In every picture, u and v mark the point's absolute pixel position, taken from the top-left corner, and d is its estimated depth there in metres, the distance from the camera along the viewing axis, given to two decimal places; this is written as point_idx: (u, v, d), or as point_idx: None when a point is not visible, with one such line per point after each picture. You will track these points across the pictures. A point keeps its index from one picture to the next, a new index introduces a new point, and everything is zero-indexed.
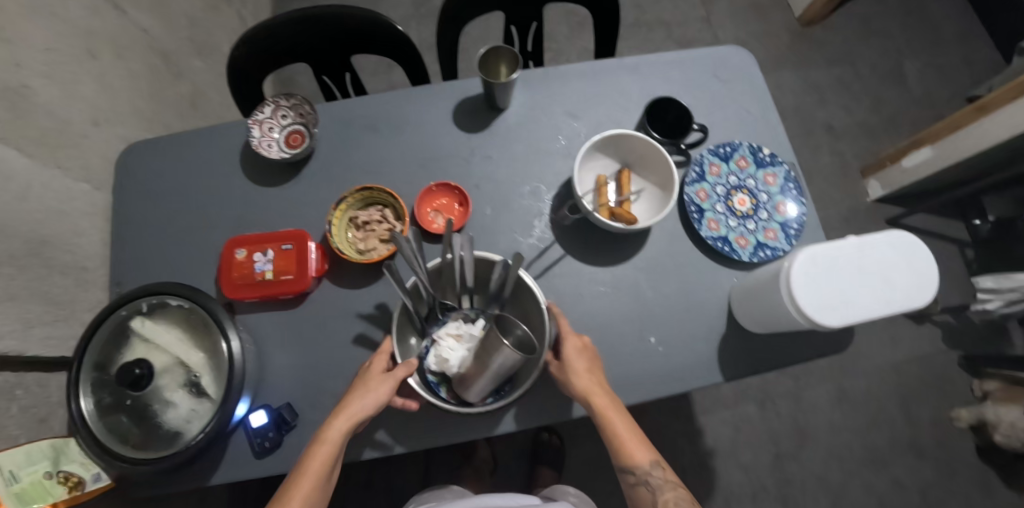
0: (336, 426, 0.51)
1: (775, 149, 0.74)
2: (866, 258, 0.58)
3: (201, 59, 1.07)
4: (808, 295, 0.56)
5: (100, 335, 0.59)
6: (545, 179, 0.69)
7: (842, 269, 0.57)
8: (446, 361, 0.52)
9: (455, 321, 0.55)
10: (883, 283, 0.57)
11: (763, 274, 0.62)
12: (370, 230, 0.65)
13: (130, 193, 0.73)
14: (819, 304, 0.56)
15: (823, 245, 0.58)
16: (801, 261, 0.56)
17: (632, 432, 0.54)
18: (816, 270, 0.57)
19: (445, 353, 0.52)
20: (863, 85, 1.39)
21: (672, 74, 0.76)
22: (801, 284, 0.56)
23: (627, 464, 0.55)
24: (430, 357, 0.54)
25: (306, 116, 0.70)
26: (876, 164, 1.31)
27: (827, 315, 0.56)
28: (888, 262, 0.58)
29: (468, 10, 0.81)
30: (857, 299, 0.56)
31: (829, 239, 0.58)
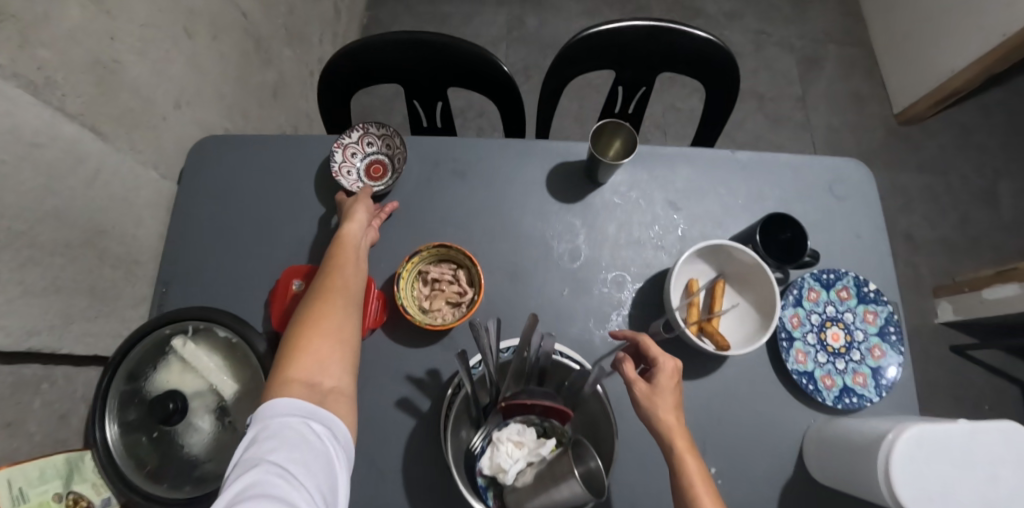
0: (347, 263, 0.53)
1: (880, 284, 0.67)
2: (978, 447, 0.50)
3: (291, 47, 1.04)
4: (910, 480, 0.48)
5: (137, 349, 0.55)
6: (631, 267, 0.64)
7: (947, 459, 0.49)
8: (502, 471, 0.47)
9: (519, 424, 0.48)
10: (988, 481, 0.49)
11: (853, 432, 0.55)
12: (438, 290, 0.60)
13: (196, 188, 0.69)
14: (920, 495, 0.48)
15: (932, 423, 0.50)
16: (907, 438, 0.49)
17: (710, 487, 0.43)
18: (922, 454, 0.49)
19: (502, 462, 0.46)
20: (954, 200, 1.30)
21: (785, 179, 0.70)
22: (903, 466, 0.48)
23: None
24: (483, 459, 0.48)
25: (397, 160, 0.66)
26: (952, 287, 1.22)
27: (922, 507, 0.48)
28: (1003, 459, 0.50)
29: (583, 64, 0.76)
30: (961, 494, 0.49)
31: (940, 419, 0.50)
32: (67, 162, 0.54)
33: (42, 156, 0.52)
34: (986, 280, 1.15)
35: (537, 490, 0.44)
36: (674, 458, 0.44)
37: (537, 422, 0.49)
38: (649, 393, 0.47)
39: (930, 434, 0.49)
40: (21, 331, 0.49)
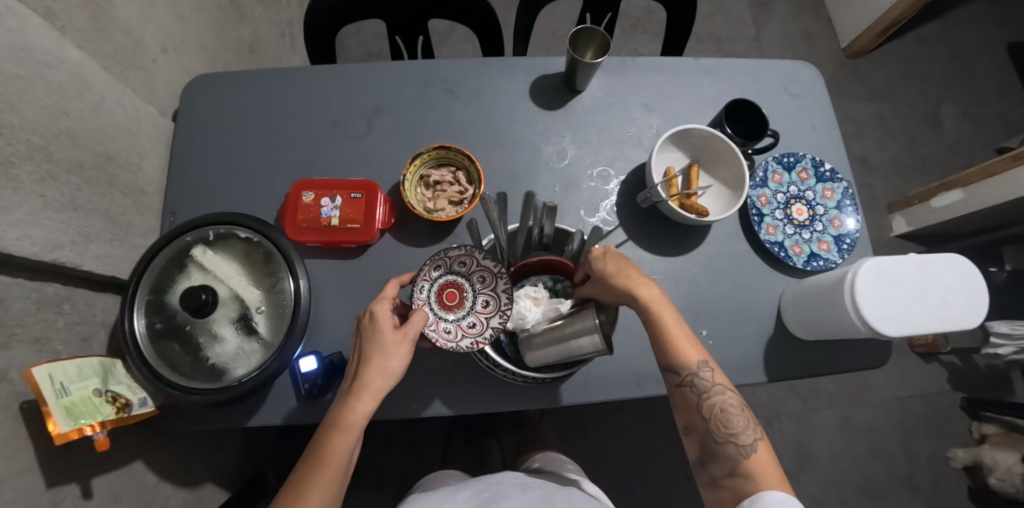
0: (363, 407, 0.48)
1: (835, 166, 0.75)
2: (928, 274, 0.58)
3: (263, 6, 1.06)
4: (873, 303, 0.56)
5: (159, 257, 0.58)
6: (615, 163, 0.70)
7: (902, 284, 0.57)
8: (523, 319, 0.53)
9: (534, 285, 0.56)
10: (938, 301, 0.57)
11: (820, 280, 0.62)
12: (440, 191, 0.64)
13: (193, 123, 0.71)
14: (881, 314, 0.56)
15: (886, 257, 0.58)
16: (867, 268, 0.56)
17: (682, 330, 0.52)
18: (878, 280, 0.56)
19: (523, 311, 0.53)
20: (901, 124, 1.41)
21: (746, 81, 0.77)
22: (866, 291, 0.56)
23: (676, 363, 0.52)
24: (504, 313, 0.54)
25: (486, 303, 0.54)
26: (904, 201, 1.33)
27: (884, 325, 0.56)
28: (949, 283, 0.58)
29: None
30: (917, 313, 0.56)
31: (892, 252, 0.57)
32: (73, 88, 0.57)
33: (51, 77, 0.54)
34: (933, 190, 1.27)
35: (552, 337, 0.50)
36: (648, 319, 0.52)
37: (548, 285, 0.57)
38: (603, 280, 0.52)
39: (884, 263, 0.57)
40: (45, 242, 0.52)
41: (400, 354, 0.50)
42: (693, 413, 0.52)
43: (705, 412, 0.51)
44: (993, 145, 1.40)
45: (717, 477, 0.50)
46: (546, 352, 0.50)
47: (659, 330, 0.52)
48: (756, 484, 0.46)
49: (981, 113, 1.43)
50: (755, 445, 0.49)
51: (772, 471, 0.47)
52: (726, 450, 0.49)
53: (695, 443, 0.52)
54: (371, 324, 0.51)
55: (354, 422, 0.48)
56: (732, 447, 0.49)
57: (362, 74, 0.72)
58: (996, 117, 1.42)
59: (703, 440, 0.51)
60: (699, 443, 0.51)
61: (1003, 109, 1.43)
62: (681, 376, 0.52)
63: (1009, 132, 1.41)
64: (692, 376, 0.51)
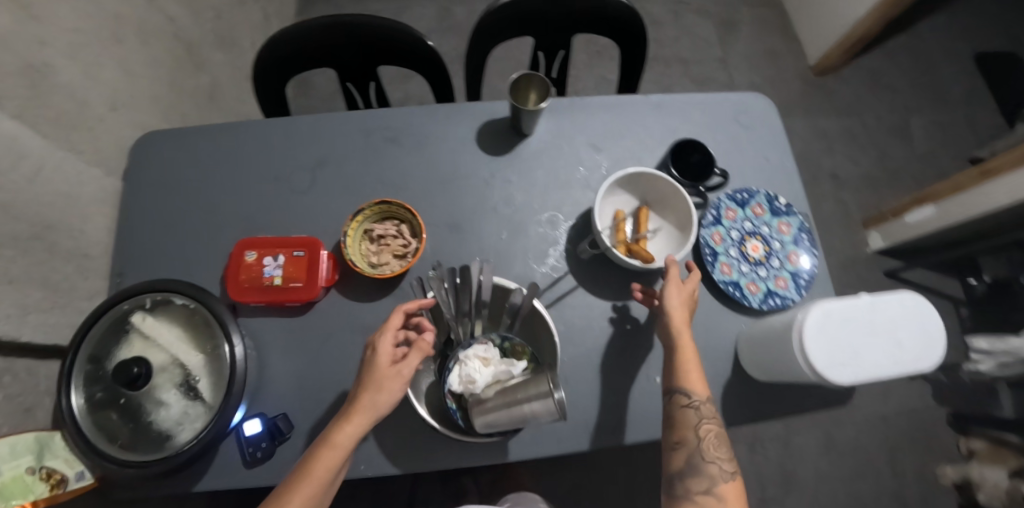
0: (347, 429, 0.49)
1: (789, 200, 0.75)
2: (877, 317, 0.57)
3: (224, 52, 1.06)
4: (822, 352, 0.55)
5: (97, 327, 0.58)
6: (563, 208, 0.69)
7: (854, 328, 0.56)
8: (472, 382, 0.51)
9: (483, 343, 0.53)
10: (892, 343, 0.56)
11: (773, 324, 0.62)
12: (384, 245, 0.63)
13: (140, 182, 0.71)
14: (829, 362, 0.55)
15: (836, 301, 0.57)
16: (815, 315, 0.55)
17: (699, 361, 0.55)
18: (826, 326, 0.56)
19: (471, 374, 0.51)
20: (871, 138, 1.41)
21: (696, 116, 0.77)
22: (815, 339, 0.55)
23: (689, 385, 0.54)
24: (453, 376, 0.51)
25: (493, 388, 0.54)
26: (877, 216, 1.33)
27: (837, 371, 0.55)
28: (900, 324, 0.57)
29: (502, 32, 0.81)
30: (869, 356, 0.55)
31: (842, 296, 0.57)
32: (8, 159, 0.57)
33: None
34: (905, 205, 1.27)
35: (505, 401, 0.48)
36: (681, 343, 0.55)
37: (498, 342, 0.54)
38: (667, 300, 0.57)
39: (832, 309, 0.56)
40: None
41: (392, 390, 0.50)
42: (688, 432, 0.53)
43: (697, 431, 0.53)
44: (964, 155, 1.40)
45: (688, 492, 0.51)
46: (499, 417, 0.48)
47: (677, 352, 0.55)
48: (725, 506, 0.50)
49: (951, 123, 1.43)
50: (732, 473, 0.52)
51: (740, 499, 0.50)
52: (709, 470, 0.51)
53: (681, 459, 0.53)
54: (371, 355, 0.52)
55: (339, 441, 0.48)
56: (714, 469, 0.51)
57: (308, 128, 0.71)
58: (966, 126, 1.42)
59: (688, 458, 0.52)
60: (683, 457, 0.52)
61: (974, 118, 1.43)
62: (690, 398, 0.54)
63: (980, 141, 1.41)
64: (699, 401, 0.54)
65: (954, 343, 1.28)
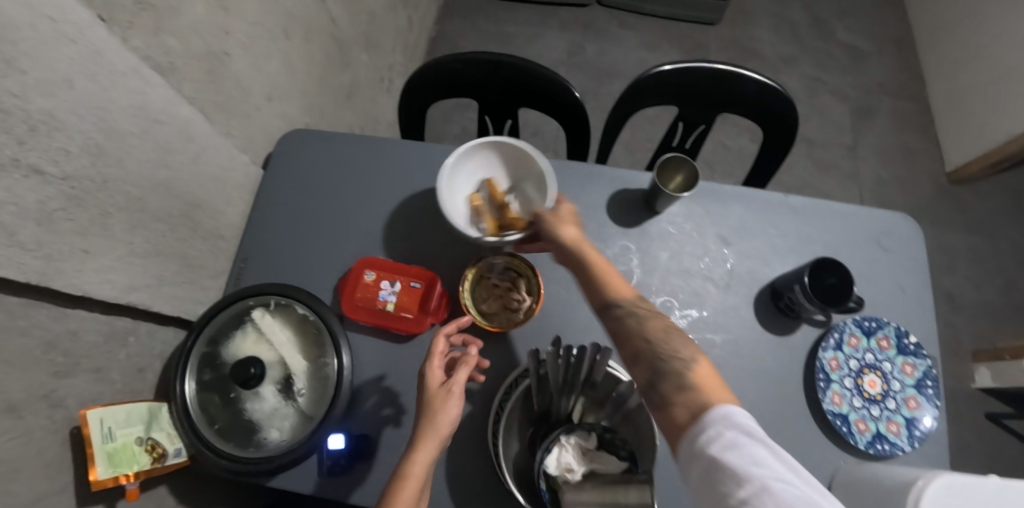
0: (420, 456, 0.46)
1: (922, 341, 0.68)
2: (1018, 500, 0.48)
3: (369, 54, 1.11)
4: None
5: (224, 315, 0.61)
6: (679, 295, 0.66)
7: None
8: (569, 470, 0.49)
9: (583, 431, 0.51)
10: None
11: (886, 478, 0.54)
12: (498, 295, 0.63)
13: (281, 175, 0.75)
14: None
15: (965, 474, 0.48)
16: (935, 488, 0.47)
17: (610, 269, 0.52)
18: (953, 506, 0.47)
19: (570, 464, 0.49)
20: (1002, 265, 1.28)
21: (834, 228, 0.72)
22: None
23: (615, 295, 0.49)
24: (550, 459, 0.50)
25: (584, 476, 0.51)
26: (990, 352, 1.19)
27: None
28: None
29: (651, 98, 0.79)
30: None
31: (974, 471, 0.48)
32: (178, 140, 0.61)
33: (161, 132, 0.59)
34: None
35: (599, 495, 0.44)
36: (583, 259, 0.53)
37: (600, 433, 0.52)
38: (551, 223, 0.56)
39: (963, 487, 0.47)
40: (124, 286, 0.55)
41: (449, 412, 0.49)
42: (638, 339, 0.46)
43: (643, 333, 0.46)
44: None
45: (670, 398, 0.41)
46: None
47: (591, 265, 0.53)
48: (705, 392, 0.40)
49: None
50: (694, 362, 0.43)
51: (718, 386, 0.41)
52: (671, 368, 0.43)
53: (647, 372, 0.44)
54: (422, 377, 0.51)
55: (412, 473, 0.45)
56: (676, 365, 0.43)
57: (444, 159, 0.72)
58: None
59: (652, 366, 0.44)
60: (647, 368, 0.44)
61: None
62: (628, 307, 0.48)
63: None
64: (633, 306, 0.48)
65: None
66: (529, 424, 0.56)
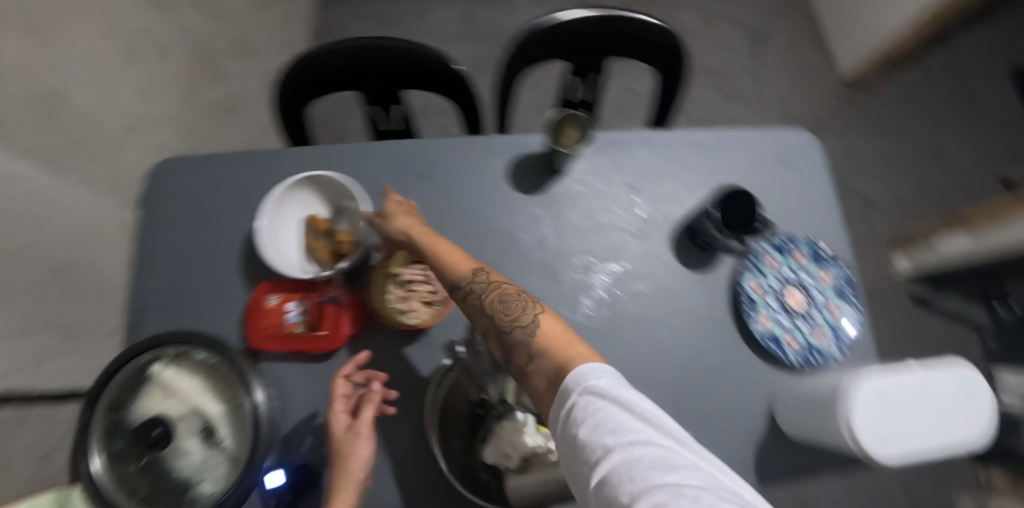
0: (336, 505, 0.46)
1: (833, 247, 0.72)
2: (931, 392, 0.55)
3: (245, 61, 1.03)
4: (875, 434, 0.52)
5: (120, 378, 0.56)
6: (598, 251, 0.66)
7: (905, 403, 0.53)
8: (506, 457, 0.49)
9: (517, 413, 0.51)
10: (939, 419, 0.54)
11: (819, 386, 0.57)
12: (412, 291, 0.60)
13: (159, 213, 0.68)
14: (881, 446, 0.52)
15: (885, 372, 0.54)
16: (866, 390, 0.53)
17: (449, 250, 0.51)
18: (880, 404, 0.53)
19: (506, 450, 0.49)
20: (903, 158, 1.38)
21: (738, 154, 0.73)
22: (869, 419, 0.52)
23: (452, 276, 0.48)
24: (487, 449, 0.50)
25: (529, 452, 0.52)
26: (908, 240, 1.31)
27: (884, 451, 0.52)
28: (950, 398, 0.55)
29: (538, 56, 0.77)
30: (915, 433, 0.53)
31: (893, 367, 0.54)
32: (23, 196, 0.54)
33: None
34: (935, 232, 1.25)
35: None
36: (421, 249, 0.52)
37: (536, 410, 0.51)
38: (381, 225, 0.56)
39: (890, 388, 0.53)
40: None
41: (361, 454, 0.49)
42: (483, 317, 0.45)
43: (485, 306, 0.45)
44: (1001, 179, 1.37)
45: (523, 368, 0.41)
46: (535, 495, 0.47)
47: (428, 251, 0.51)
48: (551, 354, 0.39)
49: (987, 145, 1.39)
50: (536, 319, 0.42)
51: (565, 337, 0.41)
52: (515, 336, 0.42)
53: (499, 345, 0.43)
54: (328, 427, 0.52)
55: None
56: (518, 332, 0.42)
57: (332, 160, 0.68)
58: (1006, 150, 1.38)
59: (501, 339, 0.43)
60: (499, 344, 0.43)
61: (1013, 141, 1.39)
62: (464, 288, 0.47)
63: None
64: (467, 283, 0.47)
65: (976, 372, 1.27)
66: (466, 415, 0.55)
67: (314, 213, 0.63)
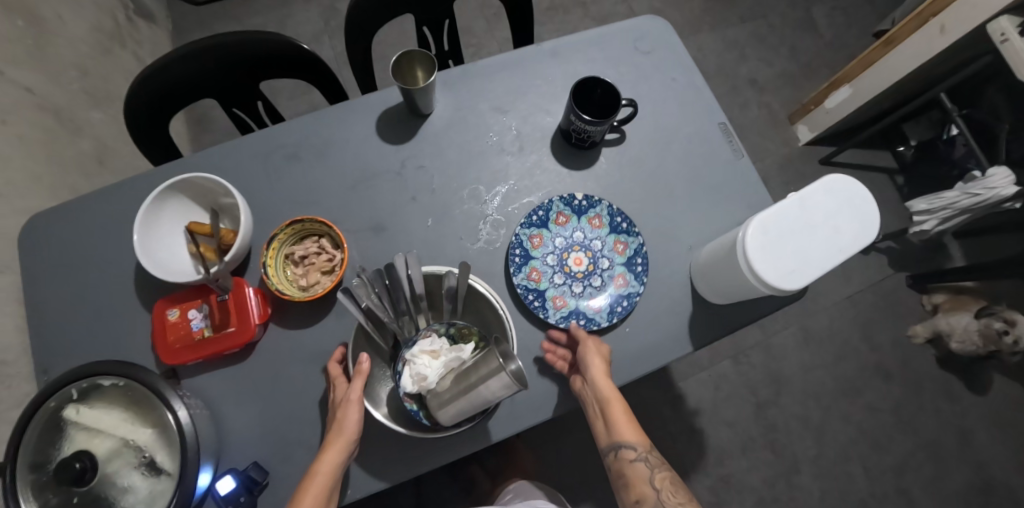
0: (328, 455, 0.50)
1: (707, 113, 0.74)
2: (812, 208, 0.56)
3: (100, 110, 1.01)
4: (768, 264, 0.53)
5: (30, 430, 0.53)
6: (483, 179, 0.67)
7: (794, 230, 0.54)
8: (424, 379, 0.50)
9: (427, 337, 0.52)
10: (831, 232, 0.55)
11: (717, 246, 0.60)
12: (310, 264, 0.61)
13: (36, 266, 0.66)
14: (780, 273, 0.53)
15: (769, 210, 0.55)
16: (753, 230, 0.54)
17: (622, 412, 0.56)
18: (767, 239, 0.54)
19: (421, 371, 0.50)
20: (779, 37, 1.47)
21: (592, 54, 0.76)
22: (758, 254, 0.53)
23: (626, 442, 0.56)
24: (404, 378, 0.51)
25: None
26: (802, 110, 1.38)
27: (789, 280, 0.53)
28: (834, 207, 0.56)
29: (381, 13, 0.77)
30: (813, 252, 0.54)
31: (771, 204, 0.55)
32: None
33: None
34: (825, 93, 1.32)
35: (460, 390, 0.47)
36: (599, 409, 0.55)
37: (445, 330, 0.53)
38: (584, 354, 0.56)
39: (768, 219, 0.54)
40: None
41: (351, 416, 0.51)
42: (644, 487, 0.54)
43: (653, 482, 0.55)
44: (868, 32, 1.48)
45: None
46: (458, 406, 0.47)
47: (608, 404, 0.54)
48: None
49: (847, 5, 1.50)
50: None
51: None
52: None
53: None
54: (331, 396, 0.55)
55: (320, 471, 0.50)
56: None
57: (200, 164, 0.67)
58: (864, 5, 1.50)
59: None
60: None
61: None
62: (632, 448, 0.56)
63: (878, 16, 1.49)
64: (641, 448, 0.56)
65: (894, 210, 1.37)
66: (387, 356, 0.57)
67: (192, 219, 0.61)
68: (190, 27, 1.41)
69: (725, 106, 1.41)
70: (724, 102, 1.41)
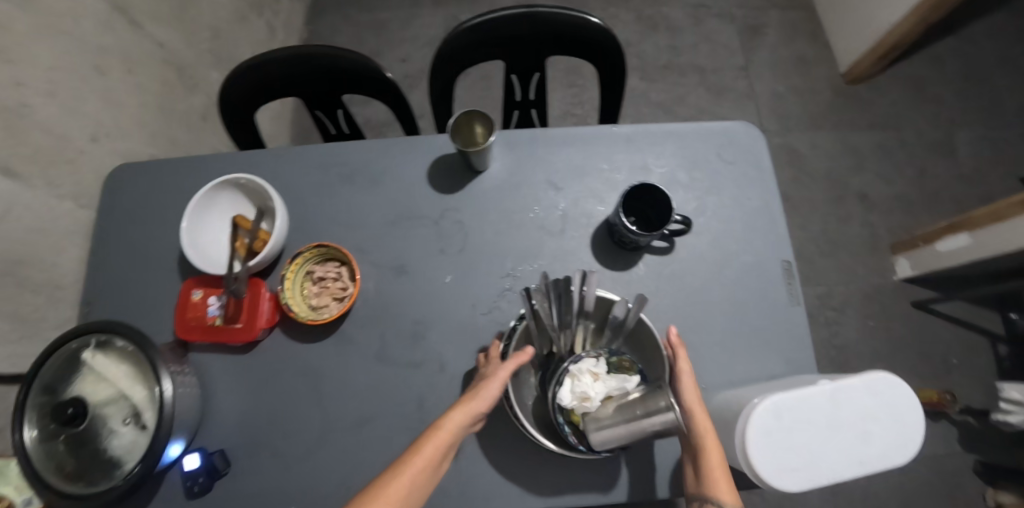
0: (454, 414, 0.46)
1: (774, 246, 0.67)
2: (845, 406, 0.49)
3: (220, 71, 1.11)
4: (768, 458, 0.47)
5: (52, 363, 0.59)
6: (513, 250, 0.66)
7: (811, 425, 0.48)
8: (587, 399, 0.48)
9: (592, 357, 0.50)
10: (857, 438, 0.48)
11: (727, 403, 0.55)
12: (325, 287, 0.63)
13: (112, 211, 0.73)
14: (777, 466, 0.47)
15: (793, 392, 0.49)
16: (763, 414, 0.48)
17: (721, 460, 0.46)
18: (782, 428, 0.48)
19: (586, 390, 0.48)
20: (907, 153, 1.31)
21: (668, 149, 0.71)
22: (761, 441, 0.47)
23: (710, 494, 0.45)
24: (564, 391, 0.48)
25: None
26: (909, 243, 1.22)
27: (786, 478, 0.47)
28: (871, 413, 0.49)
29: (472, 55, 0.78)
30: (827, 456, 0.48)
31: (797, 388, 0.49)
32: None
33: None
34: (939, 232, 1.15)
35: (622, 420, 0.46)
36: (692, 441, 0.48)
37: (606, 356, 0.51)
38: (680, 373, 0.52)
39: (788, 404, 0.48)
40: None
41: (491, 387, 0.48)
42: None
43: None
44: (1017, 174, 1.27)
45: None
46: (613, 436, 0.46)
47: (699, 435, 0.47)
48: None
49: (1001, 138, 1.30)
50: None
51: None
52: None
53: None
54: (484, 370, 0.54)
55: (444, 427, 0.45)
56: None
57: (265, 161, 0.71)
58: (1022, 142, 1.29)
59: None
60: None
61: None
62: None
63: None
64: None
65: (983, 384, 1.18)
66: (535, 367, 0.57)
67: (239, 212, 0.66)
68: (326, 6, 1.51)
69: (821, 214, 1.29)
70: (820, 210, 1.29)
